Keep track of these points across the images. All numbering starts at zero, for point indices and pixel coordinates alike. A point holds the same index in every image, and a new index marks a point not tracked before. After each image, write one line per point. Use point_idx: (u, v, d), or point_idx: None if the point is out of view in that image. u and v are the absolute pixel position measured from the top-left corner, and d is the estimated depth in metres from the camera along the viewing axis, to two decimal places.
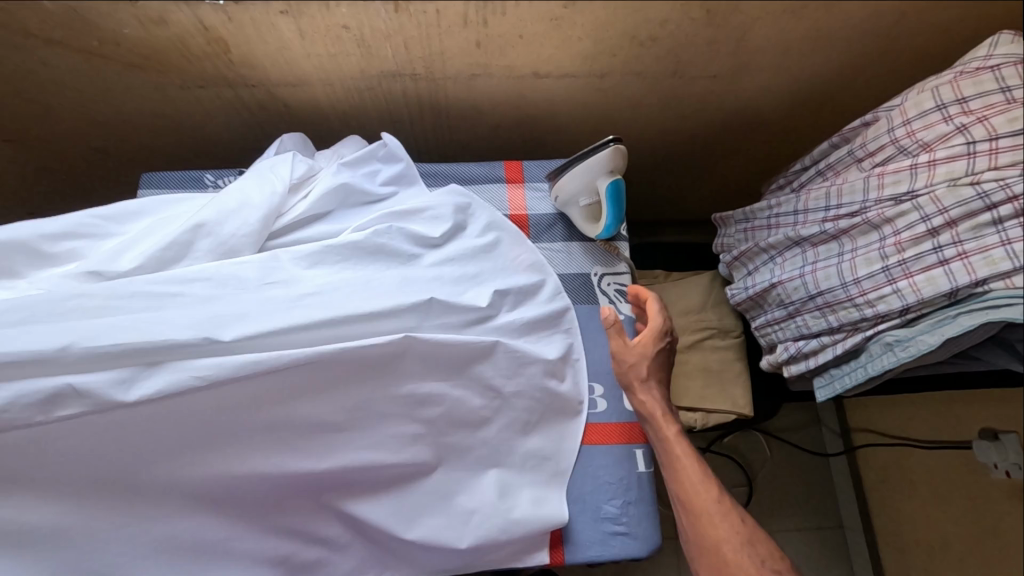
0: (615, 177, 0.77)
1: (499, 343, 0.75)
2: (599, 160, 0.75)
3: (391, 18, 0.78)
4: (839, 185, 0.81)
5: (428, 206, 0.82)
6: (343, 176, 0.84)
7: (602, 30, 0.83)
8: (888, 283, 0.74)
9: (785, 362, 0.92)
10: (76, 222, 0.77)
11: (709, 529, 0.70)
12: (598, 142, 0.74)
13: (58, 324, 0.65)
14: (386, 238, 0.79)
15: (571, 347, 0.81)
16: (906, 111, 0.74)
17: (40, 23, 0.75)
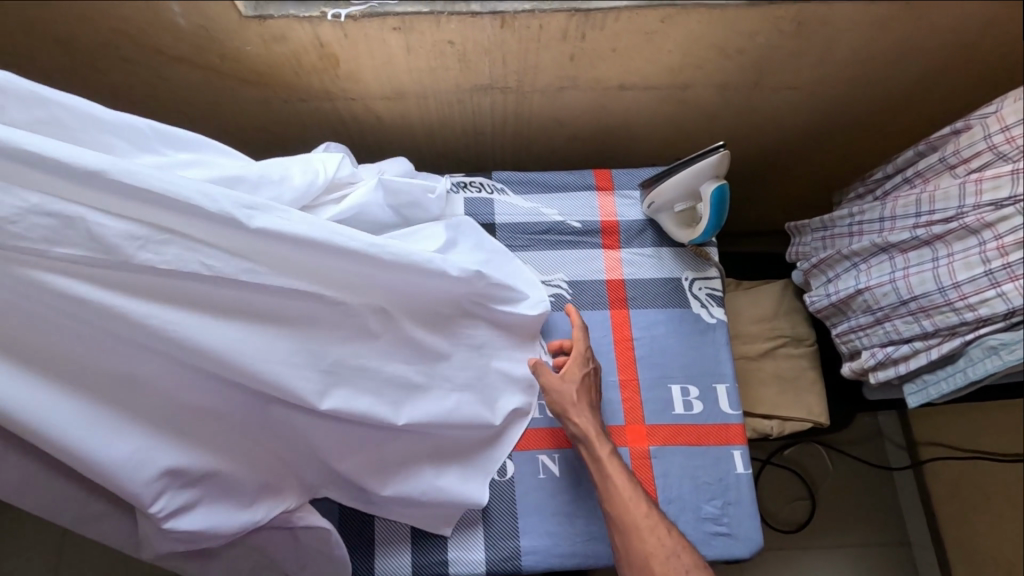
0: (718, 181, 0.79)
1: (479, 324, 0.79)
2: (705, 167, 0.78)
3: (495, 34, 0.82)
4: (931, 192, 0.82)
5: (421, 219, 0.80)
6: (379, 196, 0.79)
7: (693, 43, 0.86)
8: (991, 287, 0.75)
9: (871, 368, 0.92)
10: (142, 127, 0.69)
11: (631, 537, 0.68)
12: (707, 149, 0.76)
13: (82, 158, 0.57)
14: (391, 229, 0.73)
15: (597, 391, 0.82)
16: (1004, 117, 0.75)
17: (170, 41, 0.81)
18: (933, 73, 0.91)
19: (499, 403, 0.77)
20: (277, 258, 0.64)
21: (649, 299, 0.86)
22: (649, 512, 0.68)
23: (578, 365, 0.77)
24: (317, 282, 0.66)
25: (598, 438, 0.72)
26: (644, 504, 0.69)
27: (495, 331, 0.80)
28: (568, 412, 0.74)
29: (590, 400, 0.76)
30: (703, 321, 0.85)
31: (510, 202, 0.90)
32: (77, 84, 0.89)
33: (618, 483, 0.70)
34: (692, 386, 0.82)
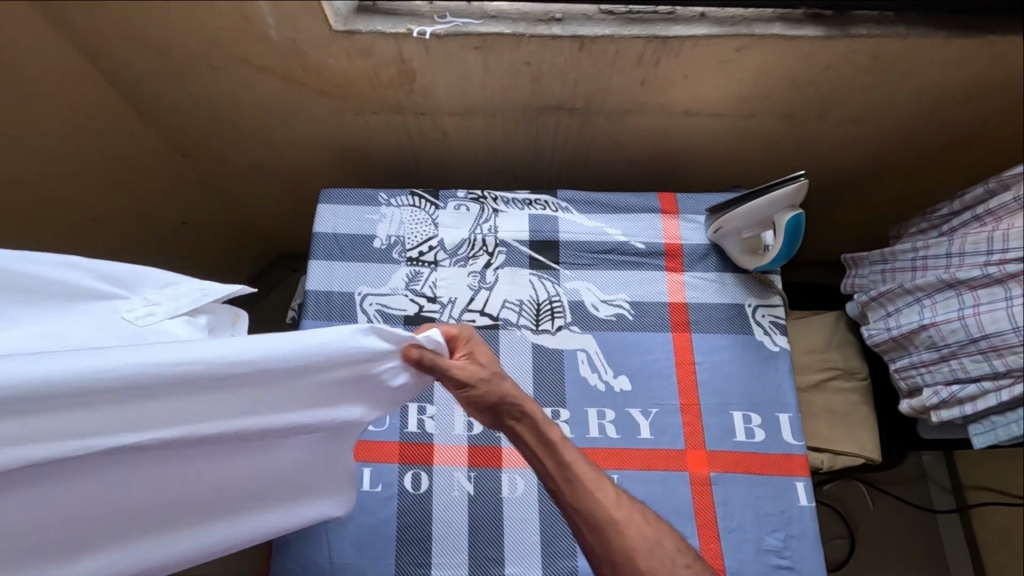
0: (796, 210, 0.80)
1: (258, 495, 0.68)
2: (781, 196, 0.79)
3: (573, 56, 0.84)
4: (1007, 229, 0.81)
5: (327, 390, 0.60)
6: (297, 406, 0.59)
7: (766, 73, 0.87)
8: None
9: (933, 407, 0.91)
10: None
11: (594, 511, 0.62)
12: (785, 178, 0.78)
13: None
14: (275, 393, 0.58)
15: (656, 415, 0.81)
16: None
17: (259, 52, 0.83)
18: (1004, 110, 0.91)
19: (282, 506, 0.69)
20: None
21: (711, 323, 0.86)
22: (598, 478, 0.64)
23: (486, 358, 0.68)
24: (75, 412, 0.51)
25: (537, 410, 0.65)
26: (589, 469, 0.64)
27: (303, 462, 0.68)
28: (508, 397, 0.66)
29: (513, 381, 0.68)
30: (767, 349, 0.84)
31: (575, 221, 0.91)
32: (162, 90, 0.92)
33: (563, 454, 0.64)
34: (754, 414, 0.81)
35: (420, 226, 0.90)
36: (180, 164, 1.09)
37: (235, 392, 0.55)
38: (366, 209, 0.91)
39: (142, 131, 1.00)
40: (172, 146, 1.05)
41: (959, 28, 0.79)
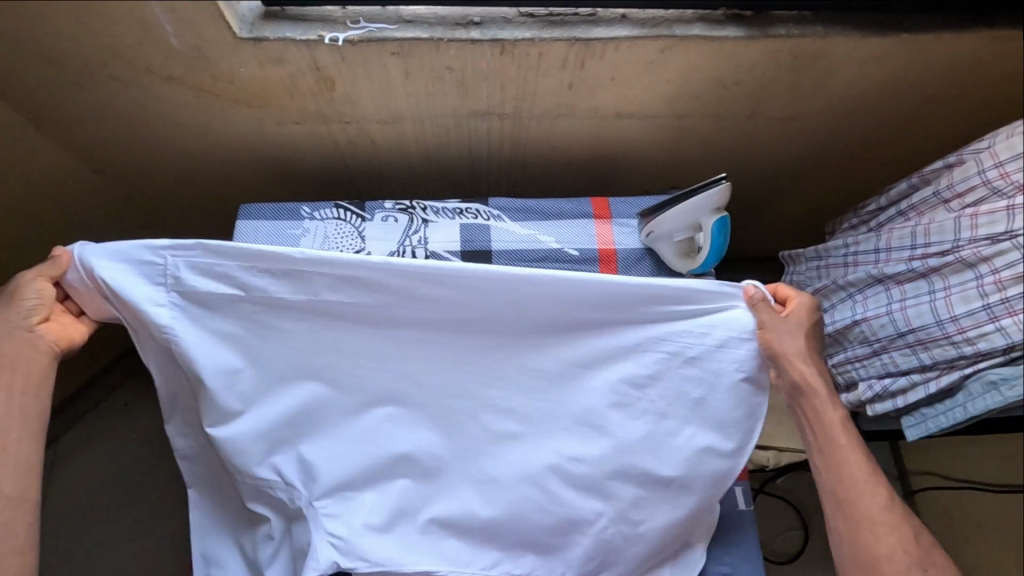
0: (720, 214, 0.81)
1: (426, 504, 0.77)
2: (708, 197, 0.80)
3: (495, 61, 0.82)
4: (927, 225, 0.82)
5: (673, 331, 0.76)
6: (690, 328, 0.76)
7: (691, 73, 0.86)
8: (989, 321, 0.76)
9: (868, 400, 0.91)
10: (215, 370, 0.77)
11: (835, 456, 0.75)
12: (709, 180, 0.78)
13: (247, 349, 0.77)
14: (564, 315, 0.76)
15: None
16: (997, 153, 0.76)
17: (161, 61, 0.78)
18: (923, 105, 0.93)
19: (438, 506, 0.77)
20: (428, 403, 0.78)
21: None
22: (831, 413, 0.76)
23: (805, 316, 0.77)
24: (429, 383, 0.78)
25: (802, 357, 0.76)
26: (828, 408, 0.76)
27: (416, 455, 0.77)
28: (790, 358, 0.75)
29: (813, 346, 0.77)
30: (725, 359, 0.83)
31: (507, 229, 0.89)
32: (63, 103, 0.86)
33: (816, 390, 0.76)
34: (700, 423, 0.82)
35: (346, 240, 0.86)
36: (94, 181, 1.03)
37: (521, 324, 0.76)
38: (288, 225, 0.87)
39: (49, 147, 0.93)
40: (83, 162, 0.99)
41: (873, 27, 0.81)
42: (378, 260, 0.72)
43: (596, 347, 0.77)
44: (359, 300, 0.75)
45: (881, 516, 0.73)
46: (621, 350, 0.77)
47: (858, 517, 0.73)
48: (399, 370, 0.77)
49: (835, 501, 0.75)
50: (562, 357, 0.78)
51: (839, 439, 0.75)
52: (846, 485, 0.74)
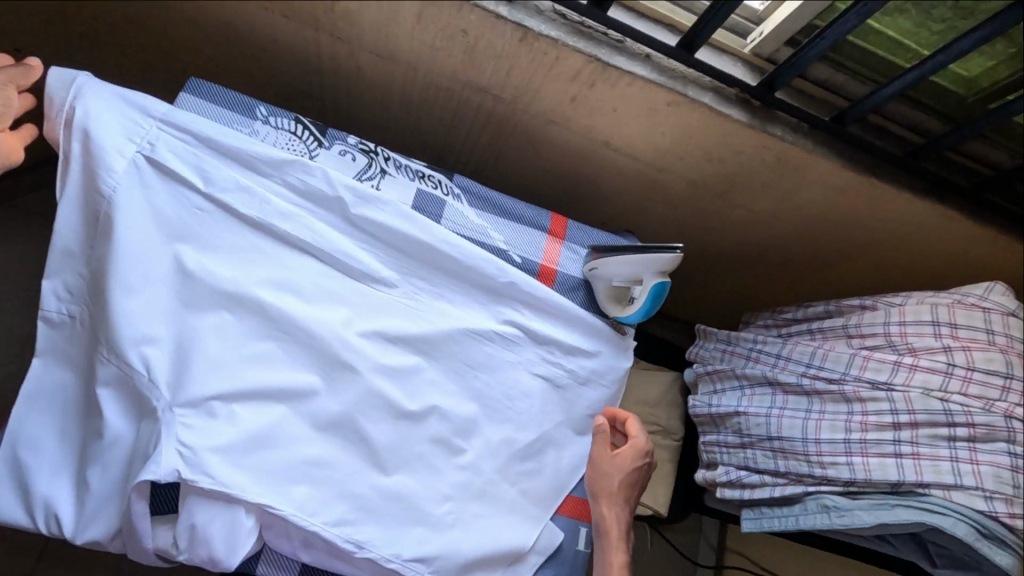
0: (663, 279, 0.83)
1: (292, 440, 0.72)
2: (659, 261, 0.81)
3: (511, 44, 0.79)
4: (828, 349, 0.90)
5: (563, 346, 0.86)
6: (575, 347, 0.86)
7: (685, 134, 0.88)
8: (844, 454, 0.84)
9: (720, 483, 0.98)
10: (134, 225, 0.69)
11: None
12: (667, 246, 0.80)
13: (175, 222, 0.71)
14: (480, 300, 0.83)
15: (476, 424, 0.80)
16: (905, 312, 0.86)
17: None
18: (863, 245, 1.00)
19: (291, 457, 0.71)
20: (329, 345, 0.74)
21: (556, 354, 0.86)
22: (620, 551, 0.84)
23: (630, 459, 0.88)
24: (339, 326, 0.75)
25: (609, 496, 0.86)
26: (619, 545, 0.85)
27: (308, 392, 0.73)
28: (599, 496, 0.86)
29: (625, 492, 0.87)
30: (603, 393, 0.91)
31: (460, 211, 0.86)
32: None
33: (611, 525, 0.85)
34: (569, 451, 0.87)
35: None
36: None
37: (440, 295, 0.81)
38: (237, 119, 0.79)
39: None
40: None
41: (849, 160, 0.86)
42: (375, 216, 0.77)
43: (495, 346, 0.83)
44: (303, 219, 0.76)
45: None
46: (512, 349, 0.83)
47: None
48: (314, 300, 0.75)
49: None
50: (495, 363, 0.82)
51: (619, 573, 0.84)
52: None
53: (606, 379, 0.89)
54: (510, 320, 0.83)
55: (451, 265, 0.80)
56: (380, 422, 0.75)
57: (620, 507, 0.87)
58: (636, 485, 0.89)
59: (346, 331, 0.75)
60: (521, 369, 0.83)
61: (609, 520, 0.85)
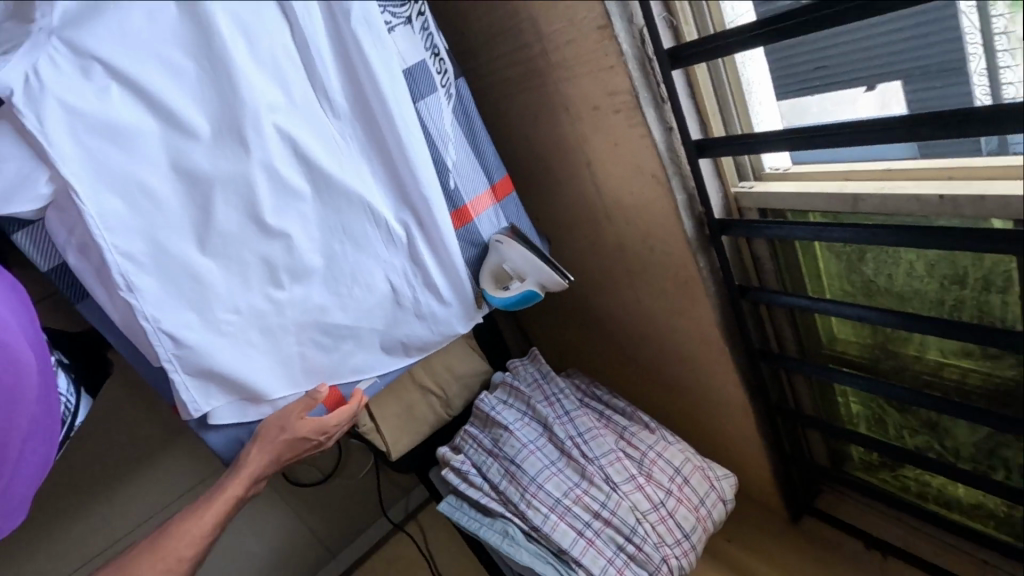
0: (539, 290, 0.91)
1: (138, 155, 0.67)
2: (549, 276, 0.89)
3: (589, 25, 0.80)
4: (600, 432, 1.04)
5: (426, 276, 0.88)
6: (434, 285, 0.89)
7: (644, 208, 0.95)
8: (548, 506, 0.97)
9: (451, 466, 1.06)
10: None
11: (213, 498, 0.85)
12: (564, 270, 0.88)
13: None
14: (394, 187, 0.82)
15: (308, 274, 0.80)
16: (667, 449, 1.02)
17: None
18: (684, 387, 1.15)
19: (127, 170, 0.67)
20: (238, 111, 0.69)
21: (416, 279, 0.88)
22: (237, 487, 0.85)
23: (309, 429, 0.86)
24: (262, 104, 0.71)
25: (264, 446, 0.84)
26: (240, 482, 0.85)
27: (186, 130, 0.69)
28: (257, 439, 0.84)
29: (282, 451, 0.86)
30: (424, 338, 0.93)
31: (441, 108, 0.85)
32: None
33: (247, 464, 0.84)
34: (361, 356, 0.90)
35: None
36: None
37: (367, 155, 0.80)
38: None
39: None
40: None
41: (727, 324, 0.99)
42: (367, 45, 0.73)
43: (376, 232, 0.83)
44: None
45: (182, 551, 0.83)
46: (388, 245, 0.84)
47: (173, 538, 0.83)
48: (261, 63, 0.70)
49: (181, 516, 0.86)
50: (365, 242, 0.83)
51: (223, 497, 0.85)
52: (196, 518, 0.85)
53: (435, 327, 0.93)
54: (403, 221, 0.84)
55: (394, 139, 0.79)
56: (229, 208, 0.73)
57: (266, 458, 0.85)
58: (297, 454, 0.89)
59: (263, 114, 0.71)
60: (379, 265, 0.85)
61: (247, 460, 0.84)
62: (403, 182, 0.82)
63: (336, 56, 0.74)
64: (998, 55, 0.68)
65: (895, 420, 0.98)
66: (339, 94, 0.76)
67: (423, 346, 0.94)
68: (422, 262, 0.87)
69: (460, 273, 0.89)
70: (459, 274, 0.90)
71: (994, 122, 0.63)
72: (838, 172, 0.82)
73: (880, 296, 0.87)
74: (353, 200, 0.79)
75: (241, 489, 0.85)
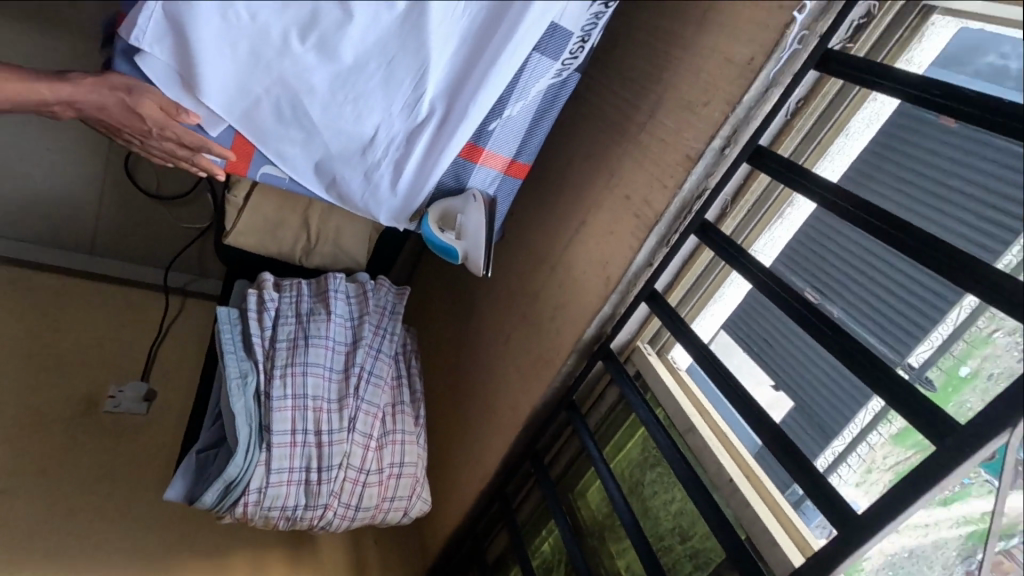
0: (461, 256, 0.97)
1: None
2: (477, 256, 0.95)
3: (682, 149, 0.87)
4: (382, 385, 1.07)
5: (403, 159, 0.89)
6: (402, 171, 0.90)
7: (578, 290, 1.02)
8: (292, 391, 0.97)
9: (259, 293, 1.05)
10: None
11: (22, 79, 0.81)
12: (490, 263, 0.95)
13: None
14: (455, 80, 0.82)
15: (330, 57, 0.76)
16: (411, 444, 1.08)
17: None
18: (469, 420, 1.23)
19: None
20: None
21: (394, 154, 0.88)
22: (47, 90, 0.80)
23: (144, 115, 0.80)
24: None
25: (93, 84, 0.79)
26: (54, 90, 0.80)
27: None
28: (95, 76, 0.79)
29: (106, 105, 0.80)
30: (351, 195, 0.93)
31: (543, 75, 0.88)
32: None
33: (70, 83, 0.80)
34: (296, 153, 0.87)
35: None
36: None
37: (466, 39, 0.78)
38: None
39: None
40: None
41: (536, 415, 1.08)
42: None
43: (408, 91, 0.81)
44: None
45: None
46: (404, 109, 0.83)
47: None
48: None
49: None
50: (393, 87, 0.80)
51: (28, 87, 0.81)
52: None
53: (367, 196, 0.93)
54: (434, 106, 0.84)
55: (493, 53, 0.78)
56: None
57: (87, 96, 0.80)
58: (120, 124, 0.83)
59: None
60: (382, 114, 0.83)
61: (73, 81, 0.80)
62: (465, 85, 0.82)
63: None
64: (849, 456, 0.81)
65: None
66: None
67: (344, 196, 0.94)
68: (413, 147, 0.87)
69: (427, 185, 0.92)
70: (425, 184, 0.92)
71: (803, 468, 0.71)
72: (700, 403, 0.94)
73: (636, 497, 1.00)
74: (420, 55, 0.77)
75: (49, 95, 0.81)
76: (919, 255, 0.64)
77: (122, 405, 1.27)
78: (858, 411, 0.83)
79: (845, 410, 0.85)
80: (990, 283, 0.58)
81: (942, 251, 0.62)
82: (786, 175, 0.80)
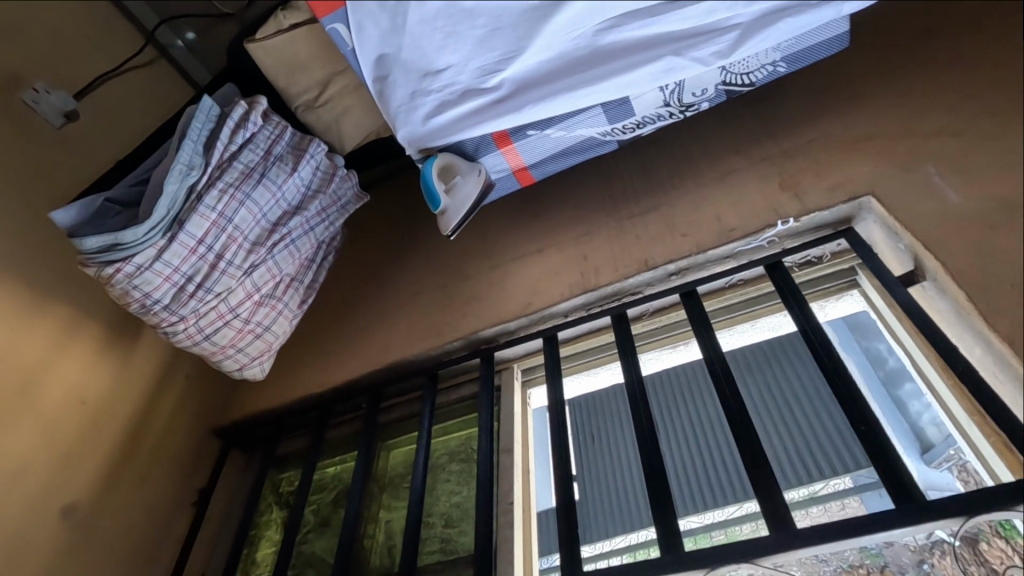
0: (437, 209, 1.07)
1: None
2: (454, 218, 1.07)
3: (645, 254, 1.02)
4: (295, 257, 1.11)
5: (450, 103, 0.93)
6: (443, 111, 0.94)
7: (500, 297, 1.14)
8: (221, 209, 0.99)
9: (248, 110, 1.05)
10: None
11: None
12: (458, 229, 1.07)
13: None
14: (534, 79, 0.90)
15: None
16: (284, 317, 1.12)
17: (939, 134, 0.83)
18: (340, 334, 1.29)
19: None
20: None
21: (445, 96, 0.93)
22: None
23: None
24: None
25: None
26: None
27: None
28: None
29: None
30: (384, 98, 0.94)
31: (592, 127, 0.99)
32: None
33: None
34: (366, 33, 0.87)
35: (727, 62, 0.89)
36: None
37: (566, 55, 0.87)
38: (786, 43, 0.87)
39: None
40: None
41: (398, 365, 1.17)
42: (649, 68, 0.86)
43: (493, 58, 0.88)
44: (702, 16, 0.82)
45: None
46: (481, 67, 0.89)
47: None
48: None
49: None
50: (484, 46, 0.87)
51: None
52: None
53: (402, 109, 0.95)
54: (504, 83, 0.91)
55: (571, 84, 0.88)
56: None
57: None
58: None
59: None
60: (460, 58, 0.89)
61: None
62: (539, 88, 0.90)
63: (650, 36, 0.85)
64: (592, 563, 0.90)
65: (319, 501, 1.16)
66: (616, 36, 0.85)
67: (379, 94, 0.94)
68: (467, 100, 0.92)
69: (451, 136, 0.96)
70: (452, 134, 0.96)
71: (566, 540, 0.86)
72: (526, 437, 1.08)
73: (430, 475, 1.10)
74: (525, 41, 0.86)
75: None
76: (735, 431, 0.81)
77: (40, 105, 1.19)
78: (619, 533, 0.93)
79: (614, 527, 0.94)
80: (762, 477, 0.76)
81: (751, 439, 0.80)
82: (698, 322, 0.96)
